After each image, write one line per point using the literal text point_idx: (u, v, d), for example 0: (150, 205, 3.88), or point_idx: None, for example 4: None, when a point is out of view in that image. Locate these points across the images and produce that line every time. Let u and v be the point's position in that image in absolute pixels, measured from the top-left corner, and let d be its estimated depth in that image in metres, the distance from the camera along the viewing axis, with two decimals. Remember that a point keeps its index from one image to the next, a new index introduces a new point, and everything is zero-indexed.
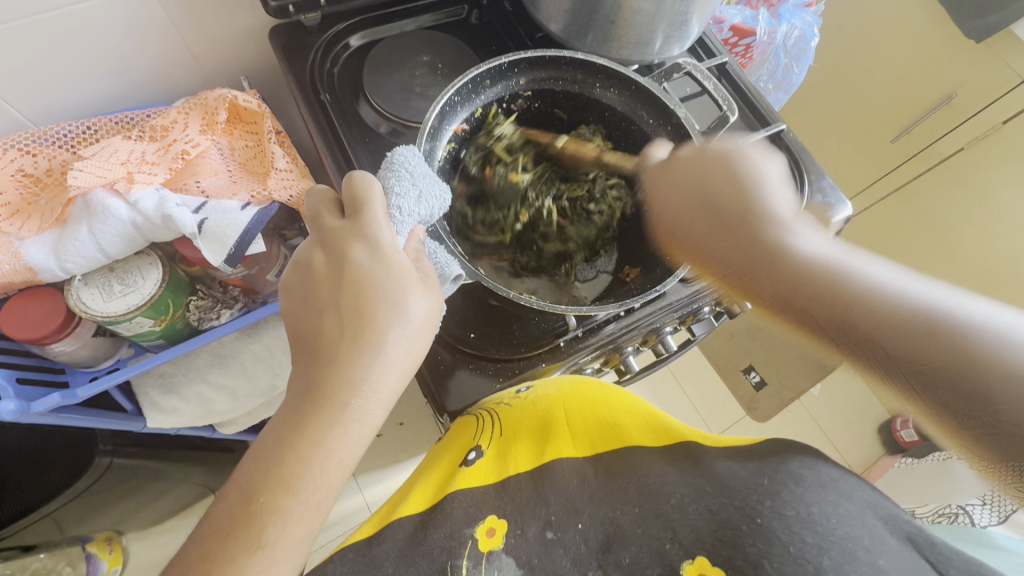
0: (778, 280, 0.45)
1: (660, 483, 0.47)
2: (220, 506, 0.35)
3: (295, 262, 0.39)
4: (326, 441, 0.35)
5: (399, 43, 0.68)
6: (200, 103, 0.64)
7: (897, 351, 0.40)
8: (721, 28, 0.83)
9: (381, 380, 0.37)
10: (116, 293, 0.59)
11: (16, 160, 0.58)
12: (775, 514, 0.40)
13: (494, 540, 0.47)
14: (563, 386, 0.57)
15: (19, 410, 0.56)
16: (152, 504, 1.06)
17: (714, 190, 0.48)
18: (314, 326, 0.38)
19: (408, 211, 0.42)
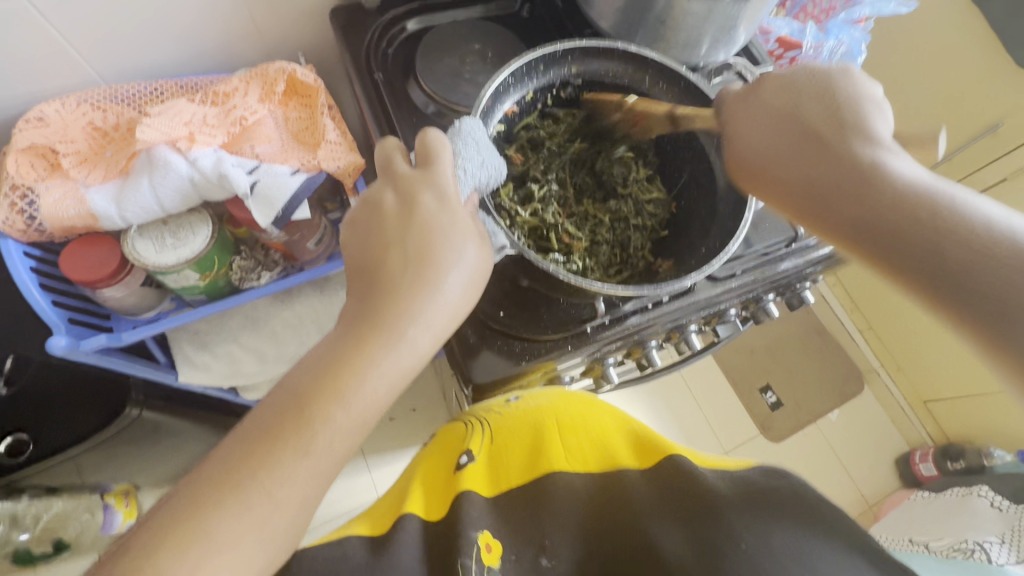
0: (857, 200, 0.38)
1: (654, 509, 0.46)
2: (263, 411, 0.35)
3: (364, 200, 0.42)
4: (382, 363, 0.36)
5: (452, 30, 0.71)
6: (259, 73, 0.67)
7: (872, 226, 0.37)
8: (767, 38, 0.85)
9: (434, 316, 0.38)
10: (168, 246, 0.62)
11: (89, 115, 0.62)
12: (762, 539, 0.39)
13: (492, 556, 0.46)
14: (553, 397, 0.62)
15: (69, 347, 0.59)
16: (171, 460, 1.10)
17: (803, 109, 0.43)
18: (376, 259, 0.39)
19: (471, 173, 0.43)
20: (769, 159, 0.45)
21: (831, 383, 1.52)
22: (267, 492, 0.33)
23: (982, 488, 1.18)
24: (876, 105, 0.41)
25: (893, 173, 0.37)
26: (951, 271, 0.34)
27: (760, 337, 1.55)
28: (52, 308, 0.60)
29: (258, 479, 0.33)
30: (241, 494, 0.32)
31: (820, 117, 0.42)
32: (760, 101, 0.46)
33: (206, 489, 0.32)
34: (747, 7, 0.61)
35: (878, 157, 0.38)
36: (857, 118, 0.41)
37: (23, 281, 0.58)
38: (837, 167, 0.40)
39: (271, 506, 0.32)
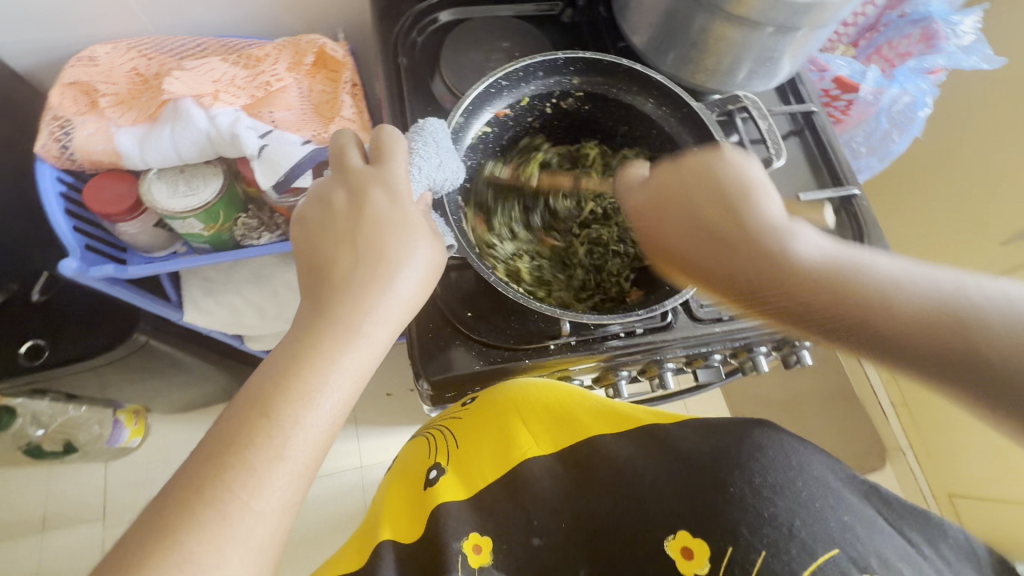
0: (839, 313, 0.39)
1: (634, 478, 0.51)
2: (225, 420, 0.35)
3: (318, 197, 0.41)
4: (341, 359, 0.36)
5: (484, 26, 0.71)
6: (293, 43, 0.70)
7: (921, 312, 0.36)
8: (824, 76, 0.79)
9: (388, 313, 0.38)
10: (179, 193, 0.66)
11: (135, 61, 0.68)
12: (745, 483, 0.45)
13: (482, 557, 0.50)
14: (514, 387, 0.59)
15: (78, 270, 0.65)
16: (176, 392, 1.17)
17: (700, 209, 0.46)
18: (328, 256, 0.39)
19: (426, 173, 0.43)
20: (682, 252, 0.46)
21: (848, 452, 1.42)
22: (245, 502, 0.32)
23: None
24: (761, 192, 0.45)
25: (800, 263, 0.41)
26: (893, 340, 0.37)
27: (780, 389, 1.46)
28: (71, 232, 0.65)
29: (235, 491, 0.32)
30: (220, 505, 0.31)
31: (719, 215, 0.45)
32: (683, 188, 0.47)
33: (173, 500, 0.32)
34: (788, 39, 0.58)
35: (805, 256, 0.41)
36: (756, 220, 0.44)
37: (49, 204, 0.64)
38: (776, 280, 0.41)
39: (251, 517, 0.32)
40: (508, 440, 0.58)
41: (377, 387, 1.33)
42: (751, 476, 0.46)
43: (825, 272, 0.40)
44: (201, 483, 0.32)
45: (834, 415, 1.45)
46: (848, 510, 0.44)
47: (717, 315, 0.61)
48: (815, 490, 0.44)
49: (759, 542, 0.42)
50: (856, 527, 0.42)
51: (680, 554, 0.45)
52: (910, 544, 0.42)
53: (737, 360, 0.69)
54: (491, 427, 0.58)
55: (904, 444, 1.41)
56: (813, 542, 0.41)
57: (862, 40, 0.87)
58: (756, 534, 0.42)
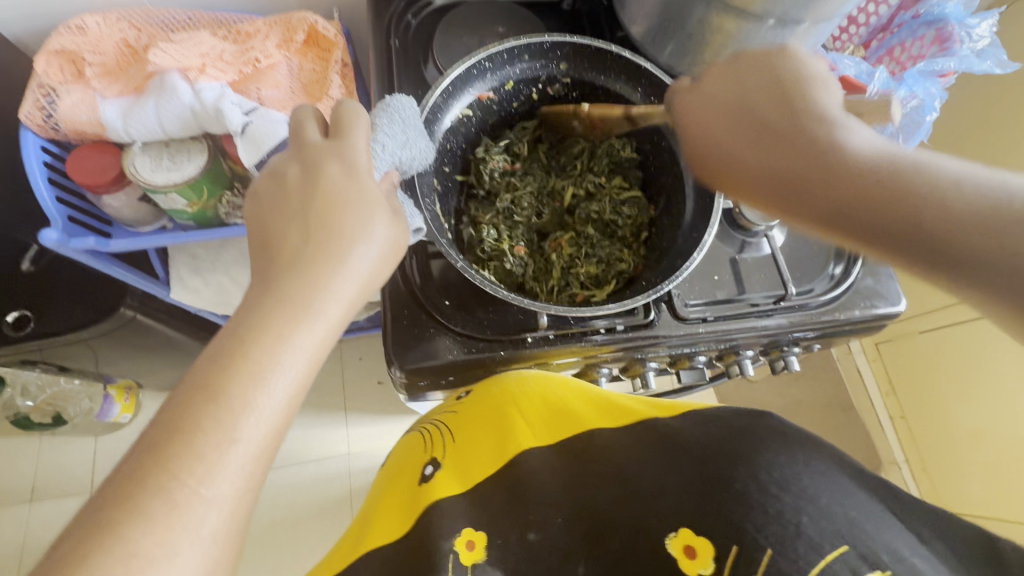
0: (834, 185, 0.36)
1: (632, 468, 0.47)
2: (171, 405, 0.32)
3: (272, 170, 0.40)
4: (293, 338, 0.35)
5: (481, 11, 0.69)
6: (283, 20, 0.68)
7: (898, 183, 0.33)
8: (830, 76, 0.76)
9: (342, 289, 0.37)
10: (163, 167, 0.65)
11: (124, 32, 0.67)
12: (750, 477, 0.40)
13: (476, 552, 0.46)
14: (512, 378, 0.57)
15: (59, 241, 0.64)
16: (166, 369, 1.17)
17: (756, 107, 0.41)
18: (278, 229, 0.38)
19: (388, 150, 0.42)
20: (722, 151, 0.43)
21: None
22: (193, 489, 0.30)
23: None
24: (823, 82, 0.40)
25: (853, 153, 0.36)
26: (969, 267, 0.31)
27: (776, 395, 1.44)
28: (54, 203, 0.65)
29: (184, 480, 0.30)
30: (167, 494, 0.30)
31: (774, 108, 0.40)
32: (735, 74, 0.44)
33: (126, 482, 0.30)
34: (789, 33, 0.56)
35: (836, 134, 0.37)
36: (810, 108, 0.39)
37: (32, 174, 0.63)
38: (807, 154, 0.37)
39: (201, 504, 0.30)
40: (507, 432, 0.54)
41: (368, 373, 1.33)
42: (762, 466, 0.40)
43: (846, 150, 0.36)
44: (145, 474, 0.30)
45: (830, 424, 1.42)
46: (859, 504, 0.37)
47: (701, 316, 0.60)
48: (824, 484, 0.38)
49: (766, 540, 0.36)
50: (865, 520, 0.36)
51: (683, 554, 0.40)
52: (925, 541, 0.35)
53: (722, 363, 0.68)
54: (486, 417, 0.56)
55: (900, 459, 1.38)
56: (825, 538, 0.35)
57: (874, 41, 0.85)
58: (763, 528, 0.37)
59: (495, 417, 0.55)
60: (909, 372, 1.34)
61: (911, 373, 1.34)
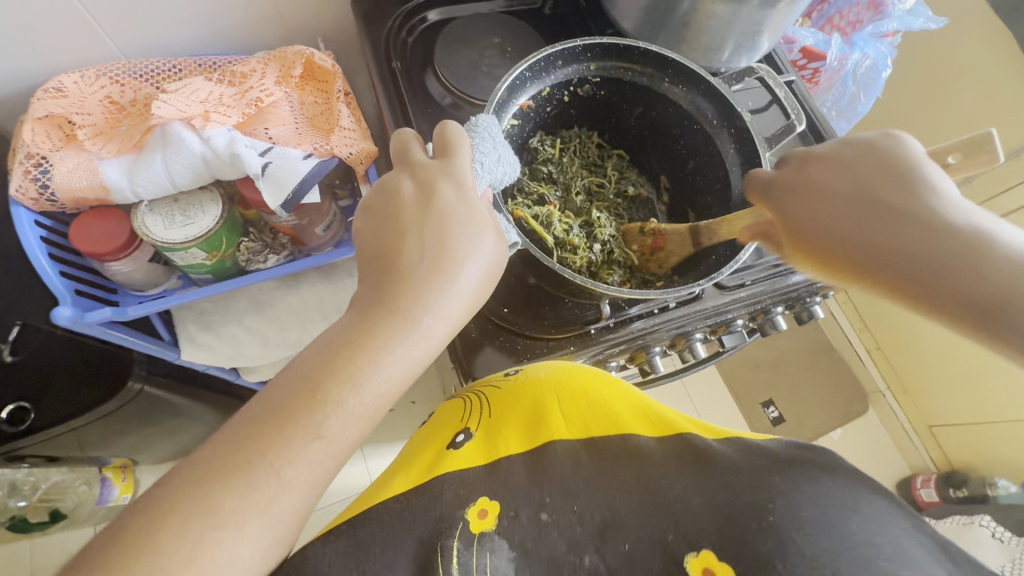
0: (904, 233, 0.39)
1: (662, 476, 0.41)
2: (272, 392, 0.33)
3: (381, 185, 0.40)
4: (395, 350, 0.35)
5: (473, 23, 0.70)
6: (278, 56, 0.68)
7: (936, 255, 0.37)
8: (791, 48, 0.82)
9: (449, 309, 0.37)
10: (177, 223, 0.62)
11: (107, 88, 0.63)
12: (789, 512, 0.35)
13: (486, 522, 0.41)
14: (554, 368, 0.52)
15: (74, 317, 0.59)
16: (167, 439, 1.10)
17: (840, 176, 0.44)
18: (390, 246, 0.37)
19: (488, 168, 0.43)
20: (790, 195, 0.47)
21: (835, 402, 1.50)
22: (274, 472, 0.31)
23: (984, 518, 1.25)
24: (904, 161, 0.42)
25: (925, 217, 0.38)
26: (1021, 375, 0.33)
27: (766, 350, 1.53)
28: (59, 278, 0.60)
29: (275, 471, 0.31)
30: (253, 489, 0.30)
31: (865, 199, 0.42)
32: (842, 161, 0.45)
33: (207, 467, 0.30)
34: (772, 12, 0.57)
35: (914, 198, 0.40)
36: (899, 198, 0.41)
37: (33, 250, 0.59)
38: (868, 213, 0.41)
39: (279, 488, 0.31)
40: (541, 418, 0.48)
41: None
42: (795, 498, 0.36)
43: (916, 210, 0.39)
44: (227, 467, 0.30)
45: (818, 367, 1.53)
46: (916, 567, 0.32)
47: (739, 281, 0.64)
48: (870, 533, 0.33)
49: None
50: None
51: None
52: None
53: (756, 322, 0.72)
54: (527, 406, 0.49)
55: (883, 387, 1.50)
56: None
57: (814, 12, 0.92)
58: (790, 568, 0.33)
59: (532, 403, 0.49)
60: (878, 309, 1.45)
61: (879, 309, 1.45)
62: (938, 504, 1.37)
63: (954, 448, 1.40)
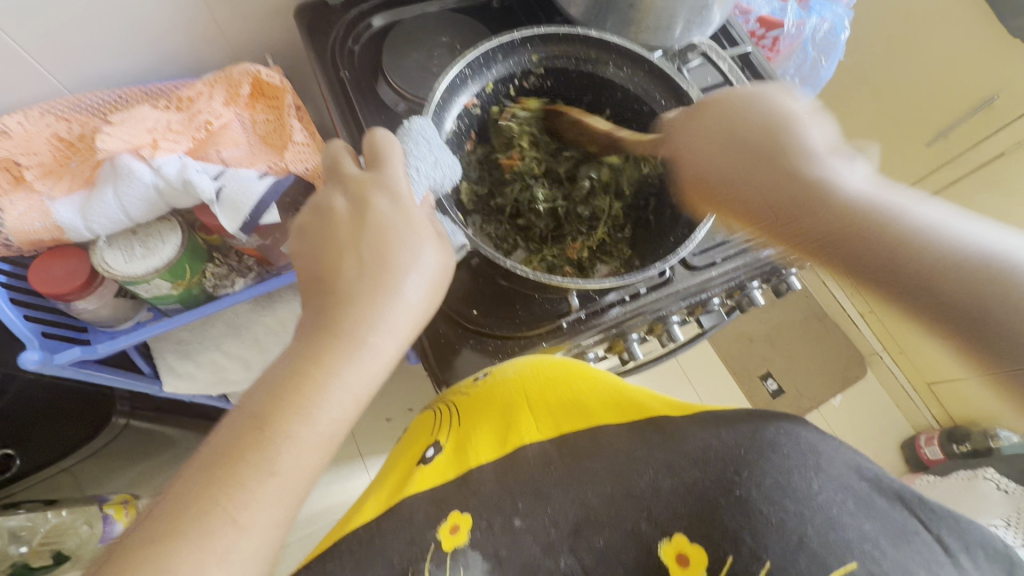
0: (799, 200, 0.44)
1: (631, 462, 0.42)
2: (225, 431, 0.33)
3: (314, 205, 0.39)
4: (344, 375, 0.34)
5: (419, 24, 0.69)
6: (224, 76, 0.66)
7: (831, 205, 0.43)
8: (748, 18, 0.82)
9: (396, 323, 0.36)
10: (136, 255, 0.62)
11: (52, 125, 0.62)
12: (754, 484, 0.36)
13: (457, 536, 0.42)
14: (525, 365, 0.50)
15: (42, 360, 0.59)
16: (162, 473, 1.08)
17: (750, 140, 0.47)
18: (334, 267, 0.37)
19: (424, 174, 0.42)
20: (722, 176, 0.49)
21: (832, 368, 1.50)
22: (230, 516, 0.30)
23: (986, 471, 1.22)
24: (799, 122, 0.46)
25: (845, 190, 0.43)
26: (980, 315, 0.39)
27: (760, 323, 1.51)
28: (24, 321, 0.59)
29: (234, 516, 0.30)
30: (207, 538, 0.29)
31: (760, 170, 0.46)
32: (726, 115, 0.48)
33: (158, 521, 0.29)
34: None
35: (824, 170, 0.44)
36: (796, 140, 0.45)
37: None
38: (769, 171, 0.46)
39: (237, 532, 0.30)
40: (511, 422, 0.48)
41: (376, 414, 1.24)
42: (746, 466, 0.36)
43: (804, 177, 0.44)
44: (180, 518, 0.29)
45: (812, 337, 1.52)
46: (873, 515, 0.33)
47: (710, 260, 0.63)
48: (832, 492, 0.34)
49: (765, 550, 0.33)
50: (879, 535, 0.32)
51: (675, 561, 0.37)
52: (948, 555, 0.31)
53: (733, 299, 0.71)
54: (497, 415, 0.49)
55: (879, 349, 1.51)
56: (829, 556, 0.31)
57: None
58: (762, 540, 0.34)
59: (503, 412, 0.49)
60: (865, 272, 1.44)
61: None
62: (943, 461, 1.37)
63: (953, 403, 1.41)
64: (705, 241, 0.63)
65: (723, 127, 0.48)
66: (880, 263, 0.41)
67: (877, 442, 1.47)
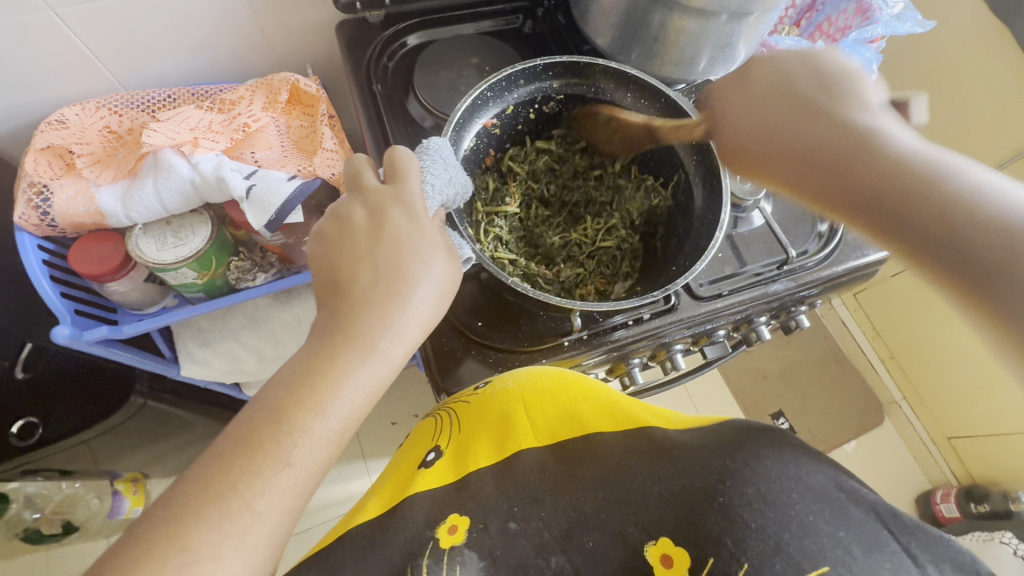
0: (863, 168, 0.42)
1: (623, 471, 0.44)
2: (243, 424, 0.35)
3: (334, 214, 0.42)
4: (355, 374, 0.36)
5: (452, 45, 0.72)
6: (265, 83, 0.71)
7: (845, 147, 0.43)
8: (775, 57, 0.82)
9: (405, 329, 0.38)
10: (168, 244, 0.65)
11: (106, 119, 0.67)
12: (737, 490, 0.38)
13: (456, 536, 0.43)
14: (523, 376, 0.52)
15: (73, 336, 0.62)
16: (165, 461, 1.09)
17: (796, 85, 0.48)
18: (348, 271, 0.39)
19: (439, 190, 0.45)
20: (748, 134, 0.51)
21: (848, 412, 1.46)
22: (247, 503, 0.32)
23: (1005, 534, 1.16)
24: (858, 79, 0.46)
25: (883, 147, 0.41)
26: (988, 275, 0.34)
27: (775, 359, 1.48)
28: (60, 298, 0.63)
29: (246, 502, 0.32)
30: (225, 519, 0.31)
31: (796, 119, 0.47)
32: (769, 79, 0.51)
33: (178, 506, 0.31)
34: (742, 24, 0.57)
35: (867, 122, 0.43)
36: (851, 97, 0.45)
37: (34, 273, 0.62)
38: (839, 142, 0.43)
39: (252, 518, 0.32)
40: (507, 429, 0.50)
41: (381, 417, 1.25)
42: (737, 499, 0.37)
43: (868, 136, 0.42)
44: (198, 502, 0.31)
45: (829, 378, 1.49)
46: (847, 524, 0.36)
47: (717, 291, 0.63)
48: (810, 501, 0.37)
49: (743, 553, 0.35)
50: (851, 542, 0.35)
51: (659, 561, 0.38)
52: (917, 567, 0.34)
53: (739, 333, 0.71)
54: (494, 420, 0.51)
55: (898, 397, 1.47)
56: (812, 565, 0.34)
57: (803, 20, 0.93)
58: (742, 543, 0.36)
59: (499, 417, 0.51)
60: (889, 315, 1.40)
61: (890, 315, 1.40)
62: (960, 519, 1.31)
63: (974, 460, 1.35)
64: (713, 272, 0.63)
65: (766, 79, 0.50)
66: (870, 215, 0.41)
67: (890, 493, 1.42)
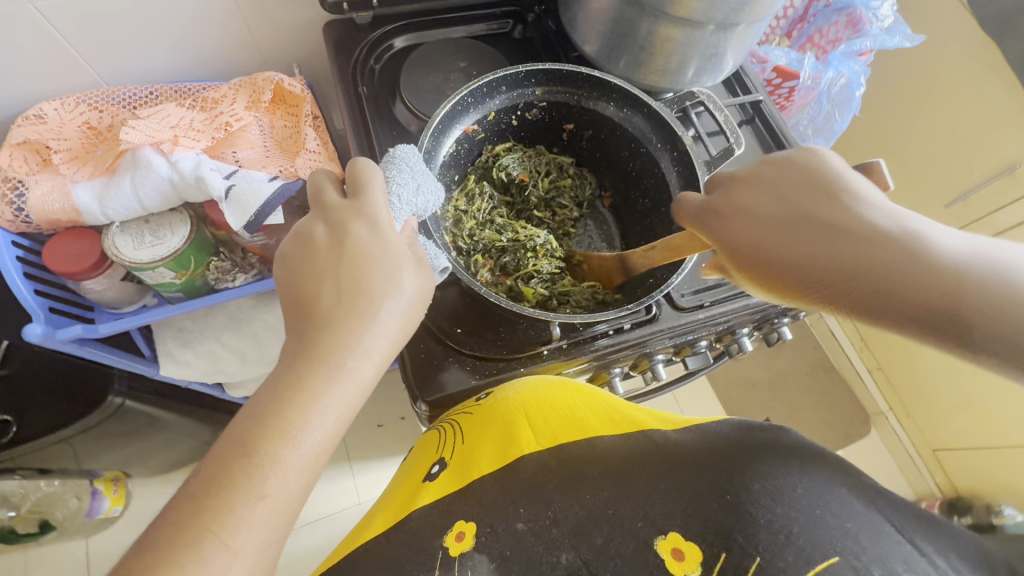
0: (869, 279, 0.36)
1: (631, 474, 0.45)
2: (214, 458, 0.34)
3: (294, 233, 0.41)
4: (323, 398, 0.35)
5: (439, 47, 0.72)
6: (249, 82, 0.70)
7: (854, 254, 0.37)
8: (764, 67, 0.83)
9: (373, 346, 0.38)
10: (146, 242, 0.64)
11: (85, 115, 0.67)
12: (742, 488, 0.39)
13: (464, 542, 0.44)
14: (524, 385, 0.52)
15: (45, 334, 0.61)
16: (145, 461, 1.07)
17: (791, 200, 0.40)
18: (309, 293, 0.38)
19: (405, 200, 0.45)
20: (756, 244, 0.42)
21: (837, 422, 1.46)
22: (223, 542, 0.31)
23: None
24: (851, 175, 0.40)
25: (896, 251, 0.36)
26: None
27: (764, 369, 1.48)
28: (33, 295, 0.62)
29: (213, 531, 0.31)
30: (200, 559, 0.30)
31: (803, 200, 0.40)
32: (767, 179, 0.43)
33: (154, 551, 0.30)
34: (729, 35, 0.57)
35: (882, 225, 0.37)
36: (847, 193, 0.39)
37: (7, 269, 0.61)
38: (842, 243, 0.37)
39: (229, 556, 0.31)
40: (509, 435, 0.50)
41: (368, 419, 1.25)
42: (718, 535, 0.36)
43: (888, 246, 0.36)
44: (172, 544, 0.31)
45: (817, 387, 1.49)
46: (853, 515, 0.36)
47: (698, 302, 0.62)
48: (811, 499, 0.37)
49: (755, 547, 0.36)
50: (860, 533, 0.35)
51: (671, 556, 0.39)
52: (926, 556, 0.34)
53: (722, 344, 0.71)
54: (497, 430, 0.50)
55: (885, 409, 1.47)
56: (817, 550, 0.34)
57: (794, 31, 0.94)
58: (751, 534, 0.37)
59: (501, 423, 0.50)
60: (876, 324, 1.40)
61: None
62: None
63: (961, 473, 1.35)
64: (696, 282, 0.63)
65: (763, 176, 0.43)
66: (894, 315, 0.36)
67: None
